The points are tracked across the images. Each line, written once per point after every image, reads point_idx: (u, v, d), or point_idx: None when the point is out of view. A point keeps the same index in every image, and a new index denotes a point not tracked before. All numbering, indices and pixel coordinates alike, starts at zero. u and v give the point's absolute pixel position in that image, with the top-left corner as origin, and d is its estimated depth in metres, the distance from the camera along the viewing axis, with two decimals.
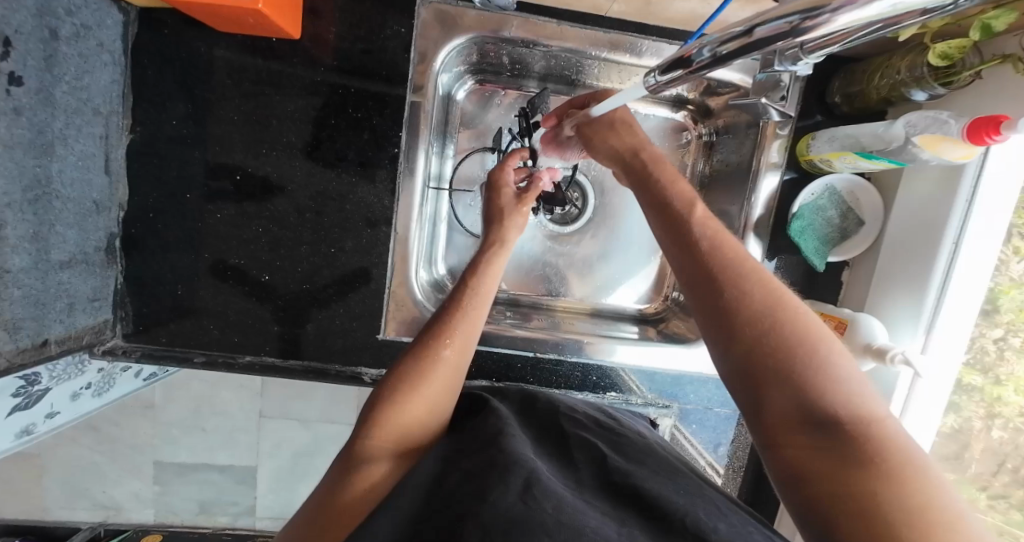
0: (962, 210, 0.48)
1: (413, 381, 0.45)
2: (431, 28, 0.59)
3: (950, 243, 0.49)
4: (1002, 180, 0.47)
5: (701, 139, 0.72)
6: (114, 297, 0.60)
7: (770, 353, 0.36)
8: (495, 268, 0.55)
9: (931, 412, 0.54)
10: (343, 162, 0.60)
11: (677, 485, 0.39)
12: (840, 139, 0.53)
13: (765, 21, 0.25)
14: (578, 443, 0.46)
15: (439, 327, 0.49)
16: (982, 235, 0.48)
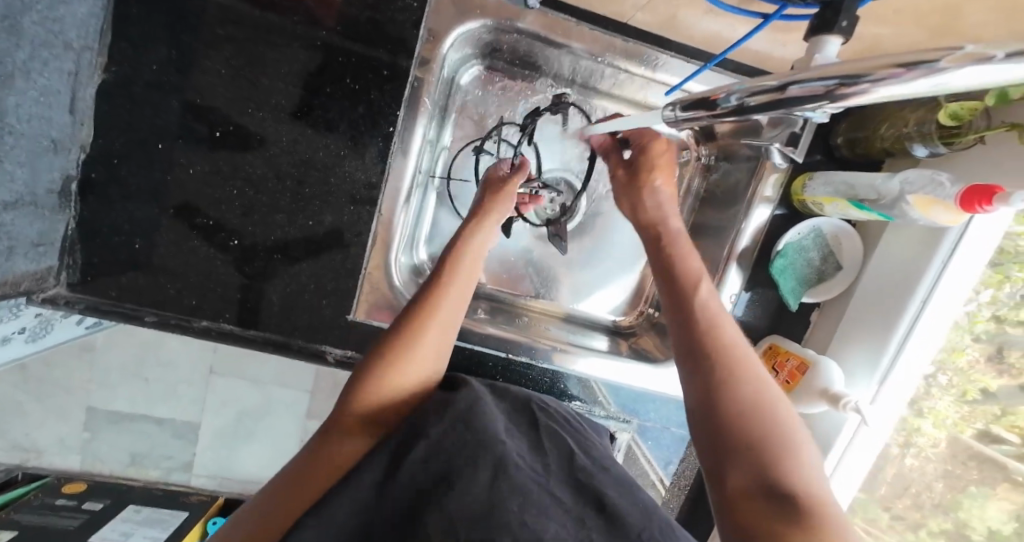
0: (937, 271, 0.50)
1: (398, 356, 0.45)
2: (446, 9, 0.57)
3: (919, 299, 0.51)
4: (978, 244, 0.48)
5: (701, 160, 0.73)
6: (63, 242, 0.55)
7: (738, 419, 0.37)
8: (468, 263, 0.52)
9: (870, 454, 0.58)
10: (333, 133, 0.57)
11: (629, 495, 0.39)
12: (835, 184, 0.54)
13: (801, 80, 0.25)
14: (550, 437, 0.45)
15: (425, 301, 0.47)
16: (951, 295, 0.50)
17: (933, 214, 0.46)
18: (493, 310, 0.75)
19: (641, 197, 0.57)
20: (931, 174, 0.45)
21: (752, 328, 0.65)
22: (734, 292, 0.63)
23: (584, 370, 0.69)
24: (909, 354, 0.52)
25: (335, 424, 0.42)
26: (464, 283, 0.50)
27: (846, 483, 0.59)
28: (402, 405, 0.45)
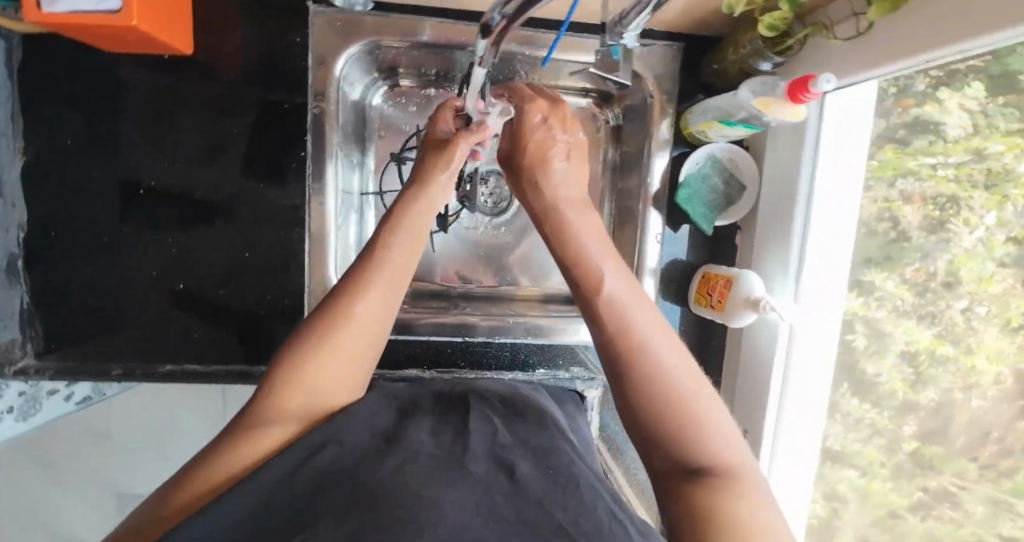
0: (811, 161, 0.53)
1: (324, 344, 0.40)
2: (326, 36, 0.58)
3: (805, 192, 0.54)
4: (842, 126, 0.51)
5: (609, 124, 0.78)
6: (23, 316, 0.60)
7: (649, 408, 0.34)
8: (403, 245, 0.48)
9: (822, 371, 0.57)
10: (248, 170, 0.61)
11: (543, 464, 0.42)
12: (709, 110, 0.59)
13: None
14: (477, 418, 0.49)
15: (353, 286, 0.43)
16: (835, 182, 0.53)
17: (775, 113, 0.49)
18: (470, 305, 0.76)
19: (524, 180, 0.59)
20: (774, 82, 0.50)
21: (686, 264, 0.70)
22: (659, 232, 0.67)
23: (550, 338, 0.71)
24: (813, 254, 0.54)
25: (238, 423, 0.37)
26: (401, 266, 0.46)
27: (810, 401, 0.58)
28: (330, 396, 0.39)
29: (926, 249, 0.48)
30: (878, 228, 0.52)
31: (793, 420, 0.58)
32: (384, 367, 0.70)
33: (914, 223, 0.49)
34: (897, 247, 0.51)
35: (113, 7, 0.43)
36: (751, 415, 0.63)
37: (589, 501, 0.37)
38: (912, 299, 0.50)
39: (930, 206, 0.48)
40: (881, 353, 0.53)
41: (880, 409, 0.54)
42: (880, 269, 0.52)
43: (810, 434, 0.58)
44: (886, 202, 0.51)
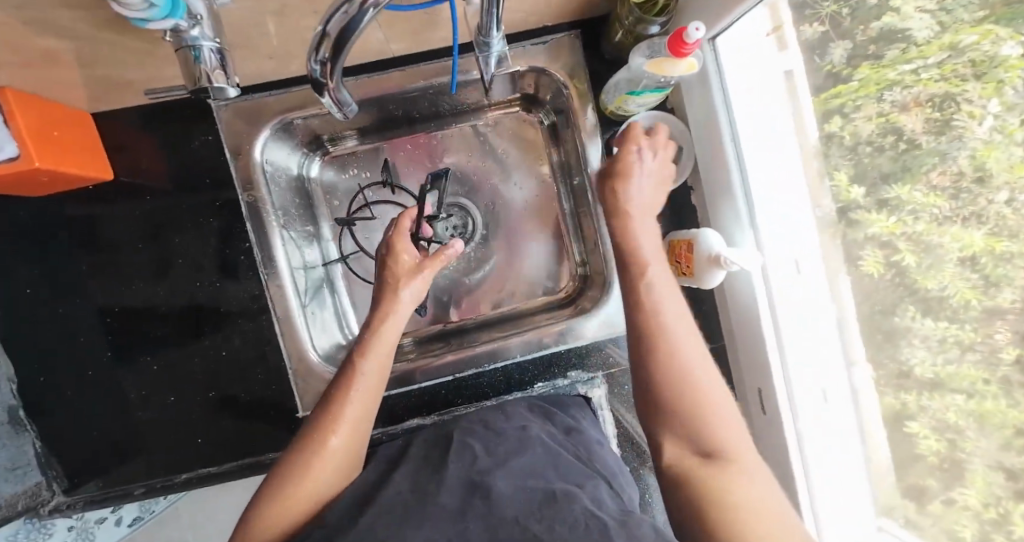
0: (722, 98, 0.54)
1: (304, 468, 0.44)
2: (238, 126, 0.60)
3: (727, 129, 0.55)
4: (744, 59, 0.55)
5: (544, 123, 0.77)
6: (40, 459, 0.62)
7: (677, 404, 0.40)
8: (375, 349, 0.53)
9: (816, 307, 0.54)
10: (201, 272, 0.63)
11: (524, 482, 0.42)
12: (618, 85, 0.58)
13: (330, 17, 0.30)
14: (455, 449, 0.47)
15: (329, 414, 0.47)
16: (754, 110, 0.55)
17: (668, 72, 0.50)
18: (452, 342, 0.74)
19: None
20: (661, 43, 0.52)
21: None
22: None
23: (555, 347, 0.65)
24: (756, 193, 0.54)
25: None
26: (372, 385, 0.50)
27: (812, 340, 0.55)
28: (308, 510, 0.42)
29: (940, 150, 0.40)
30: (885, 142, 0.45)
31: (800, 365, 0.54)
32: (384, 423, 0.69)
33: (919, 128, 0.42)
34: (911, 155, 0.43)
35: (12, 153, 0.46)
36: (760, 374, 0.58)
37: (568, 507, 0.37)
38: (948, 204, 0.41)
39: (927, 109, 0.41)
40: (939, 266, 0.42)
41: (960, 323, 0.42)
42: (901, 182, 0.44)
43: (829, 372, 0.54)
44: (883, 116, 0.45)
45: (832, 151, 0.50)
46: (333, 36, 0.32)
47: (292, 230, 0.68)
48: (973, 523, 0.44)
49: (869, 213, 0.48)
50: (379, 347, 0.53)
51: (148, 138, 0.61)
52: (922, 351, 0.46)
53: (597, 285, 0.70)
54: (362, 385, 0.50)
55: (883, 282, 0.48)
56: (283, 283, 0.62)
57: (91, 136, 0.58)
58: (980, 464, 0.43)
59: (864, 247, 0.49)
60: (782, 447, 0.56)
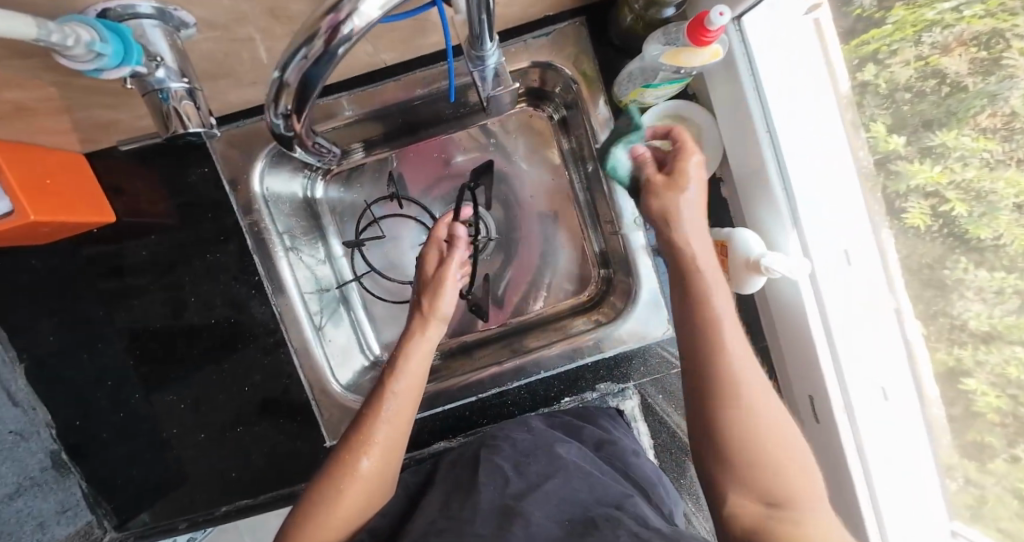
0: (753, 87, 0.49)
1: (337, 493, 0.42)
2: (235, 156, 0.58)
3: (761, 119, 0.49)
4: (771, 35, 0.48)
5: (554, 118, 0.72)
6: (88, 499, 0.64)
7: (743, 447, 0.37)
8: (413, 362, 0.51)
9: (870, 292, 0.48)
10: (215, 309, 0.63)
11: (560, 509, 0.40)
12: (631, 77, 0.53)
13: (287, 67, 0.27)
14: (483, 470, 0.45)
15: (361, 435, 0.46)
16: (784, 95, 0.48)
17: (687, 63, 0.46)
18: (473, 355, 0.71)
19: None
20: (677, 30, 0.46)
21: None
22: (637, 217, 0.60)
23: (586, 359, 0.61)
24: (798, 183, 0.48)
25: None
26: (408, 406, 0.49)
27: (868, 332, 0.49)
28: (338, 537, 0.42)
29: (990, 90, 0.37)
30: (926, 88, 0.41)
31: (853, 364, 0.49)
32: (412, 446, 0.68)
33: (965, 69, 0.38)
34: (958, 99, 0.40)
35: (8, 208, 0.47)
36: (809, 378, 0.53)
37: (612, 533, 0.35)
38: (1002, 147, 0.37)
39: (973, 48, 0.37)
40: (993, 213, 0.38)
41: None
42: (946, 129, 0.41)
43: (887, 367, 0.49)
44: (923, 60, 0.41)
45: (867, 101, 0.46)
46: (294, 84, 0.29)
47: (301, 253, 0.66)
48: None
49: (911, 163, 0.44)
50: (417, 359, 0.51)
51: (149, 175, 0.60)
52: (977, 304, 0.42)
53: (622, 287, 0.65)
54: (396, 406, 0.48)
55: (930, 235, 0.44)
56: (295, 313, 0.60)
57: (86, 177, 0.57)
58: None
59: (907, 198, 0.45)
60: (841, 456, 0.51)
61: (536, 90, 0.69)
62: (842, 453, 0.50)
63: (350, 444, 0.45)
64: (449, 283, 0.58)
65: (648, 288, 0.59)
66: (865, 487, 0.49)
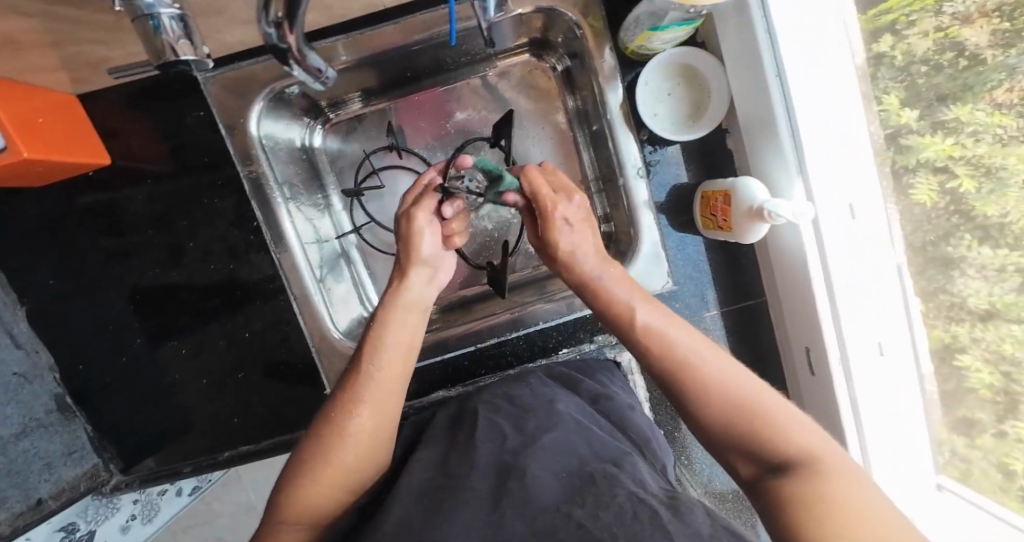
0: (766, 23, 0.44)
1: (329, 452, 0.41)
2: (228, 100, 0.56)
3: (773, 61, 0.45)
4: None
5: (557, 70, 0.70)
6: (94, 443, 0.66)
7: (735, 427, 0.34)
8: (398, 315, 0.49)
9: (875, 248, 0.48)
10: (214, 256, 0.63)
11: (558, 462, 0.39)
12: (640, 20, 0.50)
13: None
14: (482, 428, 0.45)
15: (351, 389, 0.44)
16: (801, 32, 0.44)
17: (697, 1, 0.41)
18: (469, 309, 0.71)
19: None
20: None
21: (687, 190, 0.61)
22: (640, 166, 0.58)
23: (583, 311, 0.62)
24: (807, 133, 0.45)
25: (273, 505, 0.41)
26: (398, 361, 0.46)
27: (869, 285, 0.49)
28: (333, 495, 0.41)
29: (1010, 63, 0.39)
30: (942, 60, 0.42)
31: (852, 316, 0.49)
32: (411, 396, 0.69)
33: (984, 42, 0.40)
34: (975, 72, 0.41)
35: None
36: (808, 331, 0.53)
37: (610, 492, 0.34)
38: (1015, 123, 0.39)
39: (994, 19, 0.39)
40: (1003, 192, 0.41)
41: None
42: (960, 102, 0.42)
43: (885, 321, 0.49)
44: (942, 30, 0.42)
45: (881, 73, 0.46)
46: None
47: (300, 204, 0.65)
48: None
49: (923, 137, 0.45)
50: (405, 315, 0.50)
51: (141, 118, 0.59)
52: (977, 283, 0.45)
53: (620, 241, 0.64)
54: (383, 361, 0.46)
55: (936, 211, 0.45)
56: (295, 262, 0.60)
57: (78, 117, 0.55)
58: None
59: (916, 173, 0.46)
60: (833, 405, 0.52)
61: (540, 38, 0.66)
62: (835, 403, 0.51)
63: (340, 403, 0.43)
64: (423, 221, 0.52)
65: (648, 241, 0.58)
66: (854, 437, 0.50)
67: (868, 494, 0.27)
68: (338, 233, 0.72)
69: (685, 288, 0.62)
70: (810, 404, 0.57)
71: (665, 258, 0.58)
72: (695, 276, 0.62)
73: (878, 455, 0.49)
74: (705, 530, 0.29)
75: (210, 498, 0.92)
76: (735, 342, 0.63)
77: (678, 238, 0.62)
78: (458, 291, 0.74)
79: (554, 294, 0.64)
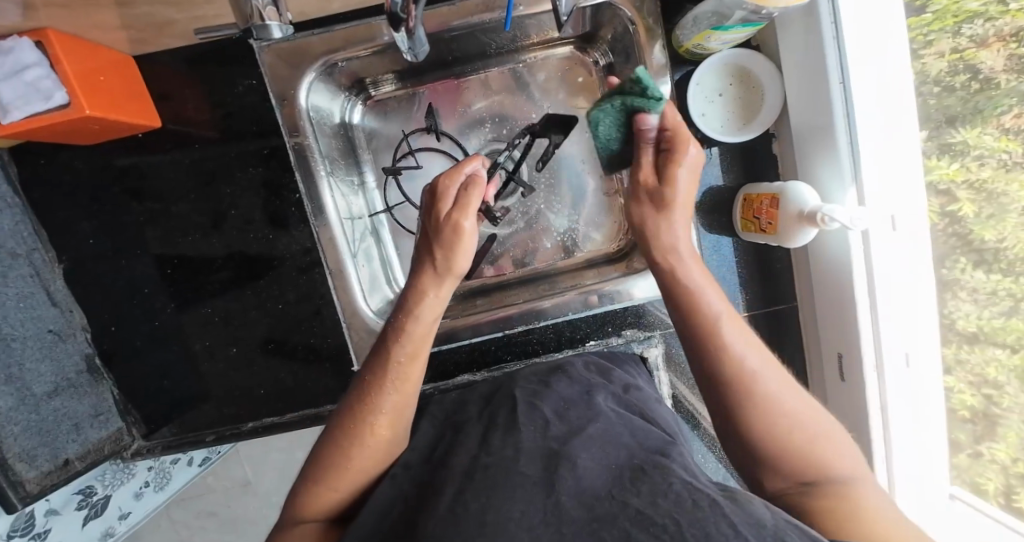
0: (833, 31, 0.45)
1: (345, 460, 0.41)
2: (280, 70, 0.57)
3: (838, 67, 0.46)
4: None
5: (600, 65, 0.70)
6: (119, 407, 0.66)
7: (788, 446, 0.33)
8: (416, 326, 0.45)
9: (914, 257, 0.48)
10: (253, 224, 0.63)
11: (606, 454, 0.37)
12: (701, 19, 0.51)
13: None
14: (524, 415, 0.44)
15: (370, 400, 0.42)
16: (867, 41, 0.44)
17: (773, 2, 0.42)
18: (494, 297, 0.71)
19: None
20: None
21: (725, 191, 0.62)
22: None
23: (599, 308, 0.63)
24: (866, 140, 0.46)
25: (294, 504, 0.41)
26: (416, 372, 0.44)
27: (908, 294, 0.49)
28: (351, 495, 0.42)
29: (1019, 89, 0.44)
30: (954, 82, 0.48)
31: (892, 325, 0.49)
32: (435, 379, 0.70)
33: (998, 67, 0.45)
34: (986, 96, 0.47)
35: (63, 101, 0.46)
36: (842, 338, 0.54)
37: (664, 480, 0.32)
38: (1020, 148, 0.45)
39: (1011, 44, 0.44)
40: (1001, 216, 0.47)
41: (1015, 276, 0.48)
42: (969, 126, 0.48)
43: (915, 331, 0.50)
44: (958, 52, 0.47)
45: None
46: None
47: (338, 181, 0.65)
48: (999, 475, 0.51)
49: (928, 160, 0.50)
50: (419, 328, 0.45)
51: (193, 84, 0.60)
52: (969, 305, 0.50)
53: None
54: (399, 372, 0.43)
55: (938, 232, 0.50)
56: (334, 236, 0.60)
57: (135, 77, 0.57)
58: (1015, 419, 0.50)
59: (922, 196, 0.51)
60: (861, 410, 0.53)
61: (589, 31, 0.66)
62: (864, 408, 0.53)
63: (353, 414, 0.42)
64: (471, 236, 0.46)
65: None
66: (881, 445, 0.51)
67: (884, 508, 0.32)
68: (370, 213, 0.72)
69: None
70: (835, 410, 0.59)
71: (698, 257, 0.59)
72: (728, 276, 0.63)
73: (900, 461, 0.51)
74: (767, 519, 0.28)
75: (208, 474, 0.94)
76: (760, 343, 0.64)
77: (714, 239, 0.62)
78: (479, 276, 0.73)
79: (571, 288, 0.65)
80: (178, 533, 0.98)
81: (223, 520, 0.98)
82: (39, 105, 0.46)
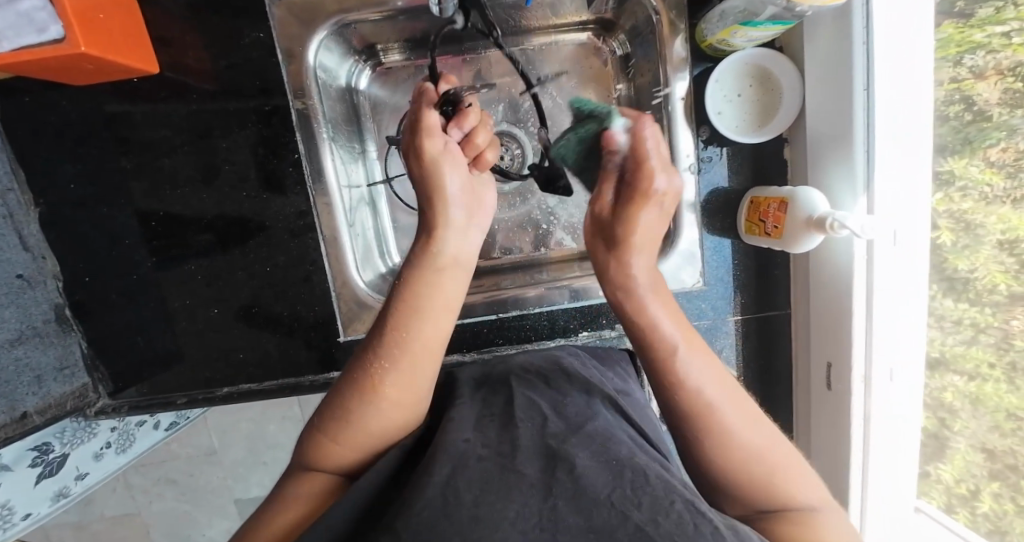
0: (864, 44, 0.45)
1: (351, 415, 0.39)
2: (291, 26, 0.55)
3: (862, 79, 0.46)
4: None
5: (617, 55, 0.68)
6: (86, 361, 0.63)
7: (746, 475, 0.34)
8: (427, 276, 0.45)
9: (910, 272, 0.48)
10: (247, 183, 0.61)
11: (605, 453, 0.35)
12: (729, 13, 0.50)
13: None
14: (521, 404, 0.42)
15: (383, 351, 0.41)
16: (892, 58, 0.44)
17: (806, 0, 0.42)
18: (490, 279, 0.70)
19: None
20: None
21: (731, 194, 0.61)
22: (692, 161, 0.58)
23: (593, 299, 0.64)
24: (884, 153, 0.46)
25: (308, 455, 0.39)
26: (435, 329, 0.43)
27: (902, 312, 0.49)
28: (357, 454, 0.39)
29: (1010, 124, 0.45)
30: (948, 112, 0.48)
31: (885, 341, 0.49)
32: None
33: (993, 100, 0.46)
34: (977, 127, 0.47)
35: (58, 36, 0.43)
36: (836, 349, 0.54)
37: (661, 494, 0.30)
38: (1003, 183, 0.46)
39: (1009, 78, 0.44)
40: (975, 248, 0.48)
41: (981, 306, 0.49)
42: (957, 155, 0.48)
43: (905, 348, 0.50)
44: (957, 82, 0.47)
45: None
46: None
47: (339, 147, 0.63)
48: (942, 494, 0.53)
49: None
50: (430, 273, 0.45)
51: (196, 31, 0.58)
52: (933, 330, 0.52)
53: None
54: (412, 328, 0.42)
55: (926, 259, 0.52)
56: (331, 203, 0.58)
57: (134, 17, 0.55)
58: (963, 444, 0.52)
59: None
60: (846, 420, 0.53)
61: (610, 18, 0.64)
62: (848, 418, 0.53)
63: (367, 366, 0.40)
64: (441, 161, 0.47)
65: (687, 240, 0.59)
66: (858, 454, 0.52)
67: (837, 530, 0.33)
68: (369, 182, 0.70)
69: (712, 290, 0.63)
70: (818, 419, 0.59)
71: (699, 257, 0.60)
72: (726, 279, 0.63)
73: (876, 477, 0.52)
74: None
75: (173, 440, 0.91)
76: (748, 347, 0.65)
77: (715, 240, 0.62)
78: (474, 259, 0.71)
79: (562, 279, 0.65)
80: (135, 497, 0.95)
81: (183, 487, 0.95)
82: (31, 38, 0.43)
